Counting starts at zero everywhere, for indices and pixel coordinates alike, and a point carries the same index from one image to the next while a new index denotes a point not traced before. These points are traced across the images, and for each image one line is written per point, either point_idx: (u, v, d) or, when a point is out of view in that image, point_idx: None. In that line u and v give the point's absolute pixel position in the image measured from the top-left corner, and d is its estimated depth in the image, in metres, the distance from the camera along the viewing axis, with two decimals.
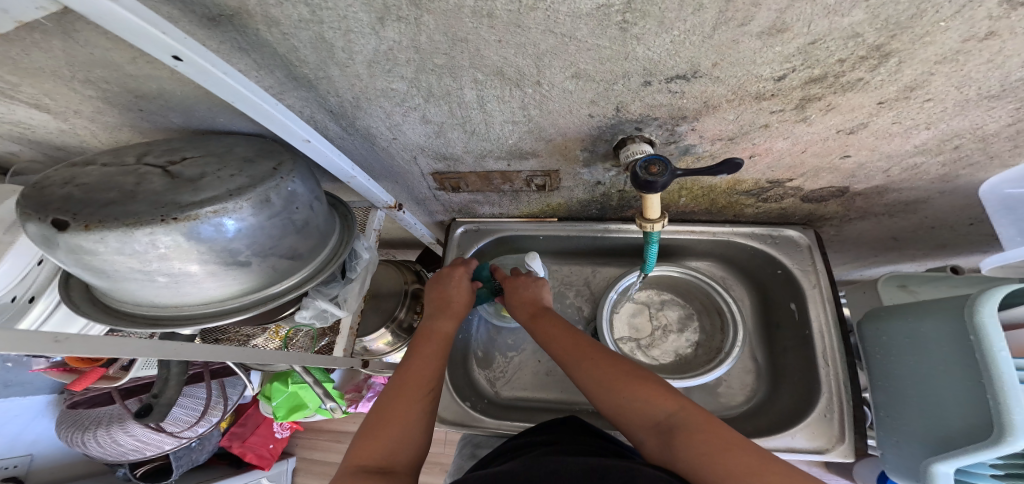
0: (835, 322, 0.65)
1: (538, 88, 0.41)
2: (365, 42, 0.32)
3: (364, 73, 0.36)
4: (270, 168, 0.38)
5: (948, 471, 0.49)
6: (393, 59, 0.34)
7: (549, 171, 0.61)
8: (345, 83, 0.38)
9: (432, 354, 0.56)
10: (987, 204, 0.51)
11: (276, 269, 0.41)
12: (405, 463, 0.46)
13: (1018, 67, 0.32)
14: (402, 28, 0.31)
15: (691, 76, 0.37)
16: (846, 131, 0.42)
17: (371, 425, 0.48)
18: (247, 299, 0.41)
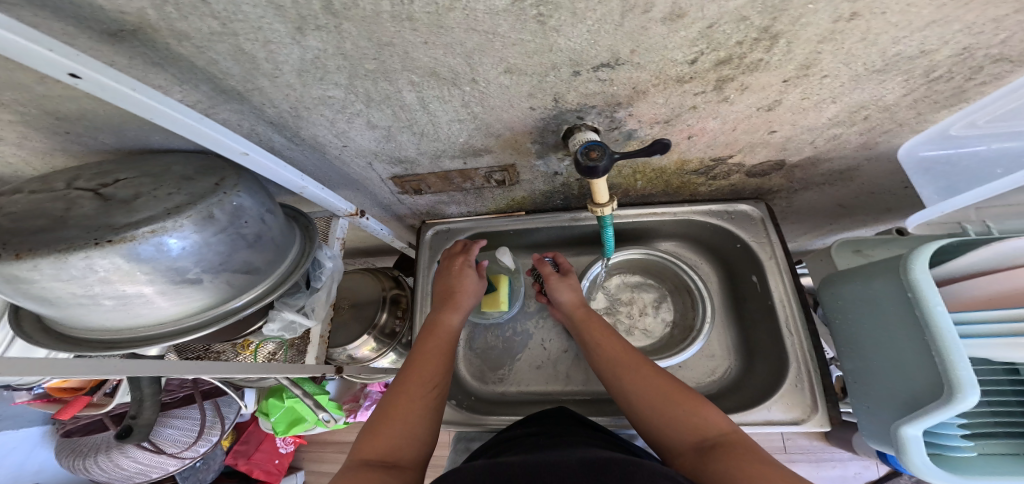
0: (793, 290, 0.68)
1: (476, 86, 0.42)
2: (288, 52, 0.34)
3: (296, 82, 0.38)
4: (212, 184, 0.39)
5: (916, 432, 0.49)
6: (322, 67, 0.36)
7: (506, 165, 0.63)
8: (278, 92, 0.39)
9: (437, 352, 0.62)
10: (906, 168, 0.54)
11: (232, 284, 0.42)
12: (408, 460, 0.50)
13: (889, 44, 0.35)
14: (321, 37, 0.32)
15: (614, 64, 0.40)
16: (765, 109, 0.45)
17: (379, 421, 0.53)
18: (205, 316, 0.41)
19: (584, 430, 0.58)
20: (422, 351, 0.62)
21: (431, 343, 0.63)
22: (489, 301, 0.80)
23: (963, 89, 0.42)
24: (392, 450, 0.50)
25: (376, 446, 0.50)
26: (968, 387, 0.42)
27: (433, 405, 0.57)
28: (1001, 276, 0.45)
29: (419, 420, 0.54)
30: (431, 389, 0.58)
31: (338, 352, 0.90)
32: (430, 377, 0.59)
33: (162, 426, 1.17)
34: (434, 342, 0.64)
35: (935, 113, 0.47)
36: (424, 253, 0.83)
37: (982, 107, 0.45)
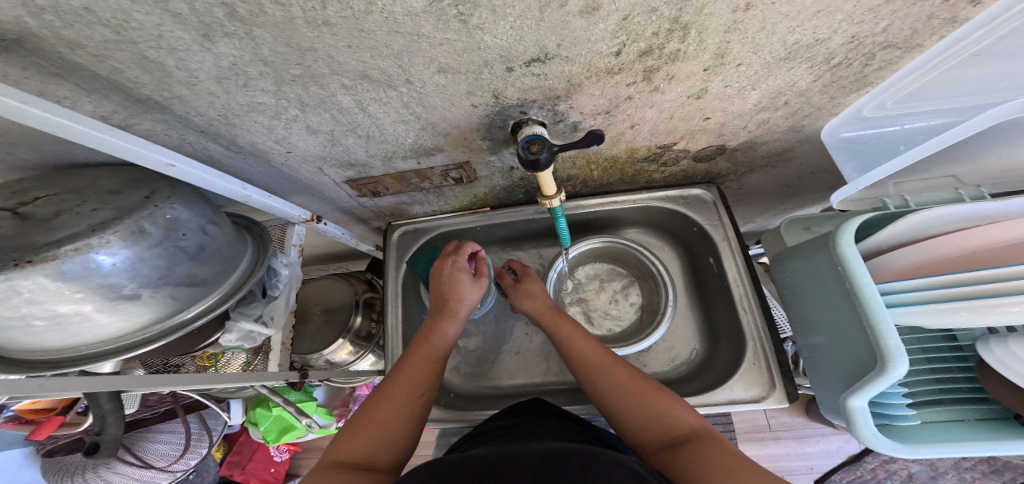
0: (746, 270, 0.70)
1: (412, 86, 0.43)
2: (200, 59, 0.34)
3: (217, 89, 0.38)
4: (141, 197, 0.40)
5: (861, 404, 0.49)
6: (242, 73, 0.36)
7: (460, 163, 0.62)
8: (200, 100, 0.39)
9: (426, 357, 0.62)
10: (829, 147, 0.58)
11: (176, 297, 0.42)
12: (382, 464, 0.51)
13: (786, 33, 0.39)
14: (233, 43, 0.33)
15: (544, 58, 0.41)
16: (695, 96, 0.49)
17: (359, 423, 0.54)
18: (151, 331, 0.42)
19: (555, 421, 0.59)
20: (410, 356, 0.62)
21: (422, 348, 0.63)
22: None
23: (863, 73, 0.47)
24: (366, 454, 0.50)
25: (352, 448, 0.50)
26: (897, 355, 0.44)
27: (417, 409, 0.57)
28: (921, 246, 0.49)
29: (400, 424, 0.55)
30: (416, 393, 0.58)
31: (315, 358, 0.89)
32: (416, 381, 0.59)
33: (148, 441, 1.17)
34: (424, 346, 0.63)
35: (846, 96, 0.51)
36: (391, 255, 0.83)
37: (887, 89, 0.49)
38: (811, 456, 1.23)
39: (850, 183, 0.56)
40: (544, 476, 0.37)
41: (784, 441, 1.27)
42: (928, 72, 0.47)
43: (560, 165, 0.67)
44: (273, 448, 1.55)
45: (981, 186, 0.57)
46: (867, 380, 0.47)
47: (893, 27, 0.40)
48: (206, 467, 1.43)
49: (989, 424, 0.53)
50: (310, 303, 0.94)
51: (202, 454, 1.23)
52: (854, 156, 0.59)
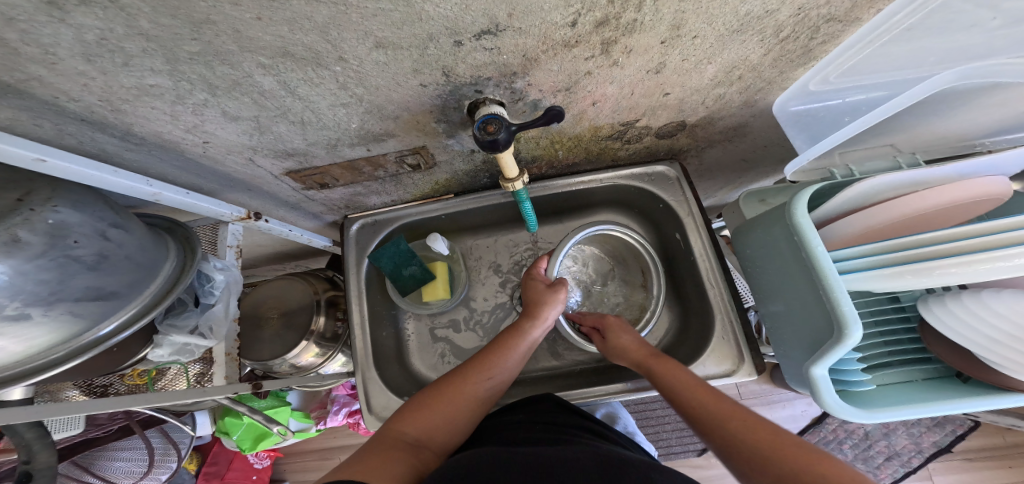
0: (711, 244, 0.71)
1: (347, 64, 0.38)
2: (55, 32, 0.28)
3: (92, 69, 0.32)
4: (14, 201, 0.35)
5: (822, 372, 0.50)
6: (121, 49, 0.30)
7: (416, 148, 0.57)
8: (69, 82, 0.33)
9: (512, 350, 0.62)
10: (780, 123, 0.56)
11: (81, 314, 0.39)
12: (437, 447, 0.51)
13: (738, 3, 0.37)
14: (94, 13, 0.27)
15: (496, 30, 0.37)
16: (654, 71, 0.47)
17: (431, 397, 0.55)
18: (57, 351, 0.39)
19: (566, 416, 0.59)
20: (496, 348, 0.62)
21: (509, 345, 0.63)
22: (427, 290, 0.78)
23: (809, 47, 0.46)
24: (423, 434, 0.51)
25: (414, 424, 0.52)
26: (852, 321, 0.45)
27: (484, 401, 0.58)
28: (864, 214, 0.49)
29: (462, 412, 0.55)
30: (486, 384, 0.59)
31: (278, 363, 0.84)
32: (487, 372, 0.59)
33: (108, 459, 1.09)
34: (512, 341, 0.63)
35: (794, 69, 0.51)
36: (349, 250, 0.78)
37: (829, 63, 0.48)
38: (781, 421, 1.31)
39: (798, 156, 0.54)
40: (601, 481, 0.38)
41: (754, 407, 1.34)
42: (866, 45, 0.46)
43: (524, 146, 0.64)
44: (252, 455, 1.50)
45: (915, 154, 0.59)
46: (825, 348, 0.49)
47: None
48: (182, 477, 1.39)
49: (934, 383, 0.56)
50: (265, 306, 0.87)
51: (172, 467, 1.18)
52: (804, 129, 0.58)
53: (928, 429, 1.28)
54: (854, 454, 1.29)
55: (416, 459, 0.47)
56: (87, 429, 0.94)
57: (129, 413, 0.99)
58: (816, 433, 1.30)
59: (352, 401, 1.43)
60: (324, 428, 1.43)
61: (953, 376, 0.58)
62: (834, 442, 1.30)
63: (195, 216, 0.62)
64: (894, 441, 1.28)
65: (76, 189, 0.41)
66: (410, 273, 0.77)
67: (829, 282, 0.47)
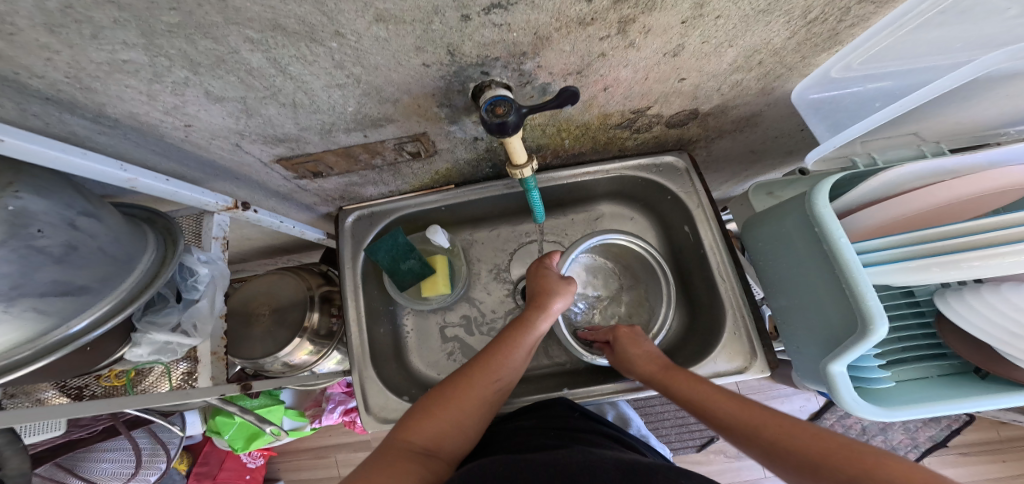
0: (721, 237, 0.69)
1: (344, 40, 0.34)
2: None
3: (55, 42, 0.28)
4: None
5: (842, 370, 0.50)
6: (87, 19, 0.27)
7: (416, 135, 0.54)
8: (30, 56, 0.29)
9: (520, 349, 0.60)
10: (799, 110, 0.54)
11: (47, 311, 0.37)
12: (446, 452, 0.49)
13: None
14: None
15: (507, 4, 0.34)
16: (671, 54, 0.44)
17: (438, 401, 0.53)
18: (22, 351, 0.36)
19: (581, 421, 0.58)
20: (504, 345, 0.59)
21: (517, 343, 0.60)
22: (427, 285, 0.75)
23: (836, 30, 0.42)
24: (434, 438, 0.49)
25: (420, 431, 0.50)
26: (877, 317, 0.44)
27: (492, 402, 0.56)
28: (887, 205, 0.47)
29: (471, 415, 0.53)
30: (494, 385, 0.56)
31: (270, 361, 0.81)
32: (495, 373, 0.57)
33: (94, 461, 1.05)
34: (520, 338, 0.61)
35: (817, 56, 0.47)
36: (345, 243, 0.74)
37: (856, 48, 0.45)
38: None
39: (818, 145, 0.52)
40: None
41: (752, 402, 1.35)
42: (896, 30, 0.43)
43: (529, 134, 0.61)
44: (245, 455, 1.48)
45: (938, 143, 0.57)
46: (846, 345, 0.47)
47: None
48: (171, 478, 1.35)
49: (950, 380, 0.56)
50: (255, 302, 0.83)
51: (161, 468, 1.16)
52: (824, 117, 0.55)
53: (921, 424, 1.30)
54: None
55: (424, 470, 0.46)
56: (71, 429, 0.91)
57: (115, 413, 0.96)
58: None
59: (347, 398, 1.41)
60: (319, 425, 1.41)
61: (970, 372, 0.57)
62: None
63: (178, 206, 0.58)
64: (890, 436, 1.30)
65: (42, 175, 0.37)
66: (408, 267, 0.74)
67: (854, 277, 0.45)
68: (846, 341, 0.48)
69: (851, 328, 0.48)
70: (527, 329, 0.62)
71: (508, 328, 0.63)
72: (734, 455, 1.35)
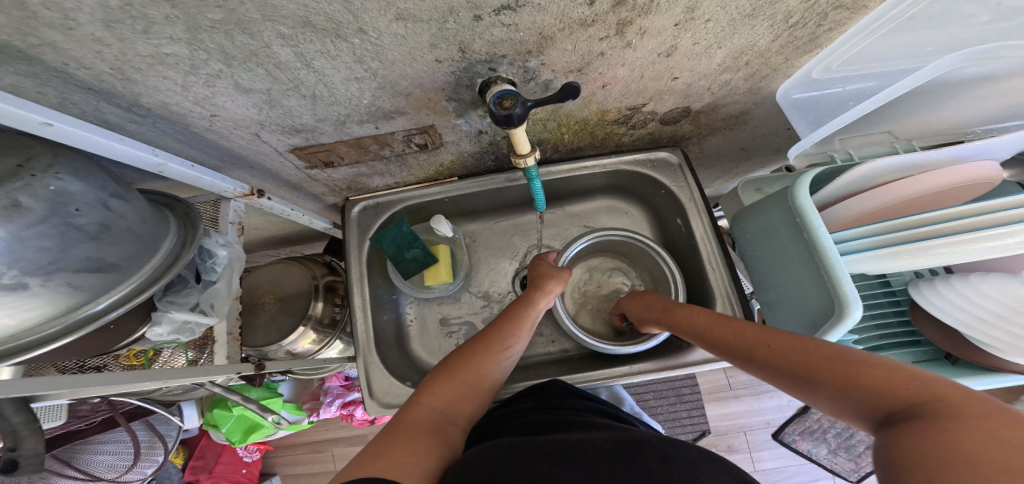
0: (711, 229, 0.73)
1: (366, 37, 0.37)
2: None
3: (107, 36, 0.31)
4: (15, 165, 0.35)
5: None
6: (138, 16, 0.29)
7: (424, 127, 0.57)
8: (82, 49, 0.32)
9: (525, 323, 0.64)
10: (783, 109, 0.57)
11: (80, 286, 0.39)
12: (462, 416, 0.52)
13: None
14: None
15: (515, 6, 0.38)
16: (665, 54, 0.48)
17: (456, 368, 0.56)
18: (57, 324, 0.38)
19: (580, 402, 0.61)
20: (508, 320, 0.63)
21: (523, 316, 0.64)
22: (430, 273, 0.78)
23: (815, 34, 0.46)
24: (452, 406, 0.52)
25: (434, 403, 0.52)
26: (853, 301, 0.47)
27: (502, 368, 0.60)
28: (862, 198, 0.51)
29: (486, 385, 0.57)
30: (504, 353, 0.60)
31: (274, 349, 0.83)
32: (504, 343, 0.60)
33: (91, 453, 1.07)
34: (524, 314, 0.64)
35: (799, 58, 0.51)
36: (351, 232, 0.77)
37: (834, 50, 0.48)
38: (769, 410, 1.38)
39: (799, 140, 0.55)
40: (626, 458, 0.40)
41: (742, 397, 1.41)
42: (872, 33, 0.46)
43: (531, 129, 0.64)
44: (242, 449, 1.50)
45: (910, 141, 0.61)
46: (826, 329, 0.51)
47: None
48: (167, 471, 1.38)
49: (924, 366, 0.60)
50: (261, 291, 0.86)
51: (158, 460, 1.17)
52: (805, 115, 0.58)
53: None
54: (837, 443, 1.37)
55: (444, 436, 0.48)
56: (70, 421, 0.93)
57: (114, 404, 0.98)
58: (800, 422, 1.38)
59: (346, 391, 1.43)
60: (317, 419, 1.42)
61: (941, 358, 0.61)
62: (818, 431, 1.37)
63: (194, 192, 0.61)
64: None
65: (79, 158, 0.40)
66: (412, 256, 0.77)
67: (832, 263, 0.49)
68: (825, 324, 0.51)
69: (830, 313, 0.52)
70: (531, 308, 0.66)
71: (511, 306, 0.67)
72: (725, 448, 1.39)
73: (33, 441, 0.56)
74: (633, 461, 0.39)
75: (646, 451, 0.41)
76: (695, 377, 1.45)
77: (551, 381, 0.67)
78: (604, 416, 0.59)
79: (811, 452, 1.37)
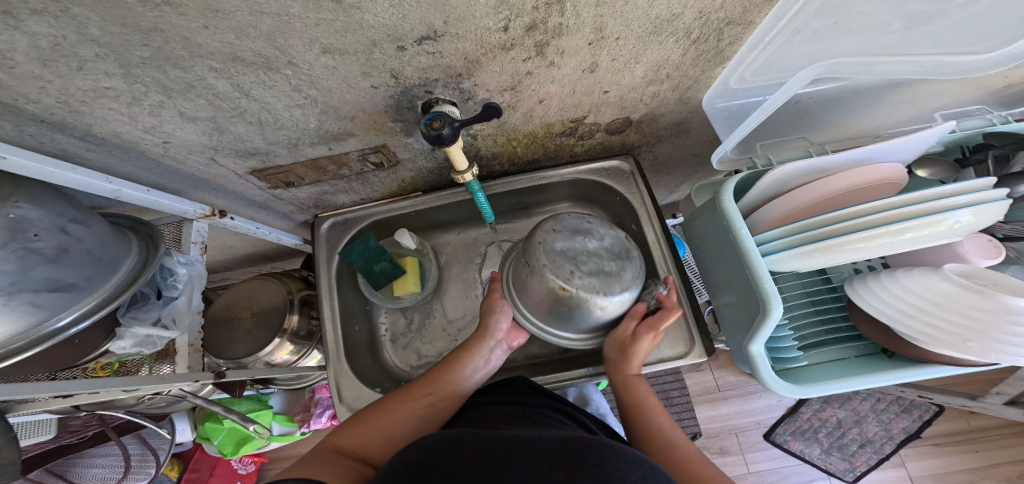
0: (663, 234, 0.75)
1: (297, 68, 0.41)
2: (10, 39, 0.31)
3: (48, 74, 0.35)
4: None
5: (760, 350, 0.54)
6: (74, 55, 0.33)
7: (377, 147, 0.61)
8: (27, 86, 0.36)
9: (459, 369, 0.64)
10: (709, 117, 0.60)
11: (41, 305, 0.42)
12: (376, 458, 0.52)
13: (648, 7, 0.41)
14: (47, 22, 0.30)
15: (434, 36, 0.41)
16: (588, 70, 0.51)
17: (371, 412, 0.57)
18: (17, 342, 0.41)
19: (536, 397, 0.63)
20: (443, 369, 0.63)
21: (457, 362, 0.64)
22: (398, 285, 0.81)
23: (719, 48, 0.50)
24: (365, 446, 0.52)
25: (353, 437, 0.53)
26: (773, 297, 0.50)
27: (427, 418, 0.58)
28: (783, 200, 0.53)
29: (401, 427, 0.56)
30: (425, 402, 0.59)
31: (252, 361, 0.85)
32: (428, 391, 0.60)
33: (83, 467, 1.10)
34: (458, 359, 0.65)
35: (714, 69, 0.54)
36: (319, 247, 0.80)
37: (740, 62, 0.51)
38: (757, 410, 1.38)
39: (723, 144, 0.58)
40: (566, 459, 0.41)
41: (731, 398, 1.39)
42: (768, 46, 0.49)
43: (482, 144, 0.68)
44: (234, 462, 1.51)
45: (823, 145, 0.65)
46: (757, 325, 0.53)
47: (728, 3, 0.42)
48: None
49: (864, 359, 0.61)
50: (238, 306, 0.89)
51: (150, 472, 1.17)
52: (727, 123, 0.62)
53: (895, 415, 1.35)
54: (829, 443, 1.35)
55: (352, 468, 0.48)
56: (61, 435, 0.95)
57: (104, 419, 1.00)
58: (790, 422, 1.37)
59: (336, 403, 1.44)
60: (308, 431, 1.43)
61: (880, 352, 0.63)
62: (809, 431, 1.36)
63: (161, 215, 0.64)
64: (865, 428, 1.35)
65: (38, 187, 0.43)
66: (380, 269, 0.79)
67: (753, 263, 0.51)
68: (757, 323, 0.53)
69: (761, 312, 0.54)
70: (466, 352, 0.66)
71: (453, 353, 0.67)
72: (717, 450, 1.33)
73: (8, 451, 0.58)
74: (571, 461, 0.41)
75: (582, 452, 0.43)
76: (682, 379, 1.45)
77: (515, 378, 0.68)
78: (561, 415, 0.60)
79: (803, 452, 1.34)
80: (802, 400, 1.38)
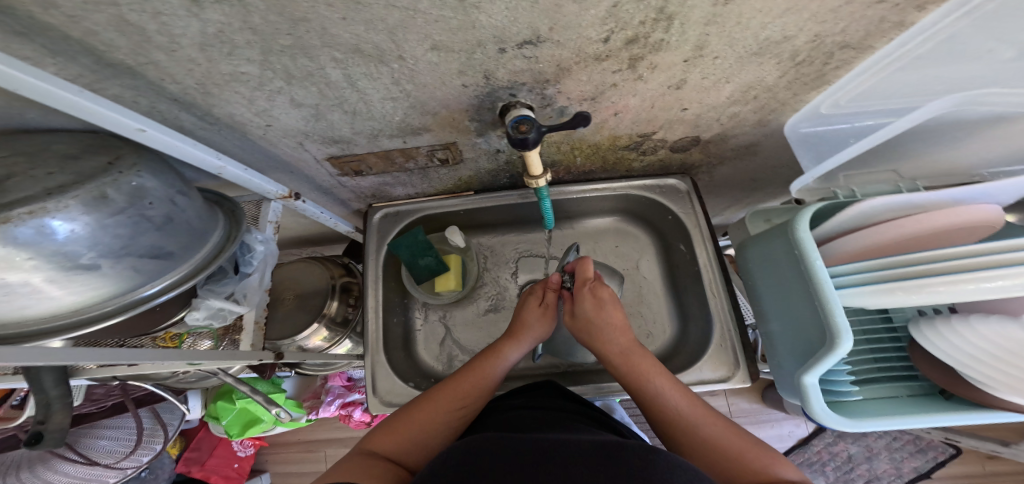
0: (715, 257, 0.75)
1: (404, 63, 0.42)
2: (184, 25, 0.33)
3: (200, 57, 0.37)
4: (105, 164, 0.40)
5: (814, 381, 0.53)
6: (228, 41, 0.35)
7: (447, 143, 0.62)
8: (178, 68, 0.38)
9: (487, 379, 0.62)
10: (790, 141, 0.62)
11: (140, 271, 0.43)
12: (409, 462, 0.52)
13: (759, 28, 0.41)
14: (223, 10, 0.31)
15: (537, 41, 0.42)
16: (674, 87, 0.52)
17: (401, 419, 0.56)
18: (110, 305, 0.42)
19: (577, 407, 0.62)
20: (466, 373, 0.62)
21: (481, 369, 0.62)
22: (440, 281, 0.81)
23: (823, 71, 0.49)
24: (394, 448, 0.53)
25: (386, 442, 0.53)
26: (844, 332, 0.49)
27: (456, 425, 0.58)
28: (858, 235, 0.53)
29: (433, 435, 0.55)
30: (456, 411, 0.58)
31: (287, 344, 0.86)
32: (459, 401, 0.59)
33: (93, 438, 1.09)
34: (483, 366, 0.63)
35: (806, 94, 0.54)
36: (371, 237, 0.82)
37: (839, 88, 0.52)
38: (768, 439, 1.34)
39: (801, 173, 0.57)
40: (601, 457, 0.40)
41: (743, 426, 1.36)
42: (872, 74, 0.50)
43: (546, 150, 0.68)
44: (236, 442, 1.51)
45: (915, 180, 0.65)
46: (818, 357, 0.52)
47: (850, 27, 0.42)
48: (162, 460, 1.40)
49: (918, 399, 0.60)
50: (281, 287, 0.91)
51: (157, 447, 1.15)
52: (809, 149, 0.63)
53: (907, 454, 1.30)
54: (835, 477, 1.30)
55: (386, 472, 0.48)
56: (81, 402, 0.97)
57: (126, 389, 1.03)
58: (800, 453, 1.34)
59: (346, 392, 1.44)
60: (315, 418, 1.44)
61: (933, 394, 0.61)
62: (817, 464, 1.32)
63: (241, 192, 0.67)
64: (875, 465, 1.31)
65: (155, 159, 0.46)
66: (425, 263, 0.80)
67: (826, 296, 0.50)
68: (817, 355, 0.53)
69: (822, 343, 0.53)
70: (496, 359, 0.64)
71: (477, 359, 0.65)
72: None
73: None
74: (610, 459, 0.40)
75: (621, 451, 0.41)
76: None
77: (544, 382, 0.69)
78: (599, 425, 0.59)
79: None
80: (814, 433, 1.35)
